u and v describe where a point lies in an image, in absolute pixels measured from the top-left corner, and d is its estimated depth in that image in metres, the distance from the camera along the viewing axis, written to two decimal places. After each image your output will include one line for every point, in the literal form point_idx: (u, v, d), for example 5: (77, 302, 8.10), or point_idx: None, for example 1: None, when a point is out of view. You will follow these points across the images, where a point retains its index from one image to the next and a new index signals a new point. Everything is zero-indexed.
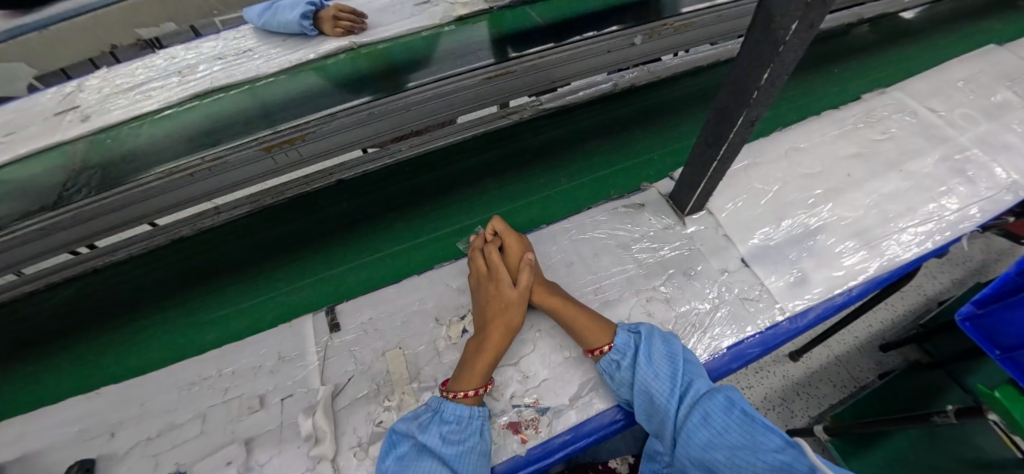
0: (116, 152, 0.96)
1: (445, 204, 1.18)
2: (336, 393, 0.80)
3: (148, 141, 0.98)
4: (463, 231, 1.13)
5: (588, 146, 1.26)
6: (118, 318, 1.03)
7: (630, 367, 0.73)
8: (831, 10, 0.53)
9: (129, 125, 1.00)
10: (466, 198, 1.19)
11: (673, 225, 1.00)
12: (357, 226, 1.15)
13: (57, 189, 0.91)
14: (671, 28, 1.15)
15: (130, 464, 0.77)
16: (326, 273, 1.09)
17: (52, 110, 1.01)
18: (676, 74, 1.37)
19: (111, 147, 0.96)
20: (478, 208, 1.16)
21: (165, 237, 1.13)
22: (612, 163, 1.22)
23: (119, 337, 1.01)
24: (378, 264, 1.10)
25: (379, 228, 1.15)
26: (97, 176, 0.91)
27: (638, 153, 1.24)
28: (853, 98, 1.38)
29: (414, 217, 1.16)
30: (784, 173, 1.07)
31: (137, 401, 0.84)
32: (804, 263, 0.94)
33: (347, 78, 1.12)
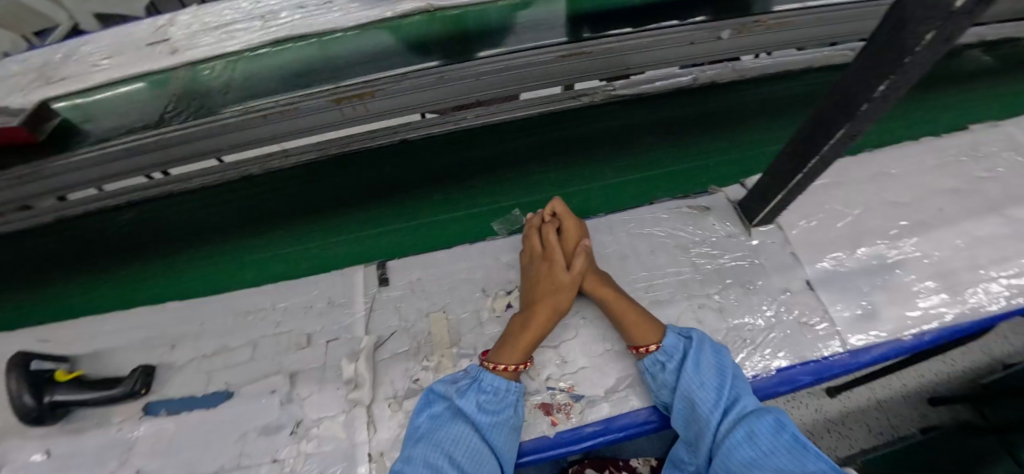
0: (207, 87, 1.02)
1: (491, 182, 1.17)
2: (379, 344, 0.83)
3: (235, 80, 1.03)
4: (500, 212, 1.12)
5: (641, 143, 1.21)
6: (187, 242, 1.13)
7: (675, 371, 0.71)
8: (977, 23, 0.48)
9: (210, 64, 1.01)
10: (511, 179, 1.17)
11: (737, 234, 0.95)
12: (402, 191, 1.17)
13: (161, 108, 1.02)
14: (762, 26, 1.08)
15: (187, 376, 0.83)
16: (363, 232, 1.12)
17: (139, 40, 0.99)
18: (763, 75, 1.29)
19: (200, 82, 1.02)
20: (520, 190, 1.15)
21: (237, 173, 1.18)
22: (670, 162, 1.18)
23: (185, 259, 1.10)
24: (416, 230, 1.11)
25: (420, 197, 1.16)
26: (196, 105, 1.02)
27: (700, 158, 1.18)
28: (957, 127, 1.26)
29: (458, 190, 1.17)
30: (867, 198, 1.00)
31: (196, 320, 0.90)
32: (875, 297, 0.88)
33: (422, 41, 1.07)
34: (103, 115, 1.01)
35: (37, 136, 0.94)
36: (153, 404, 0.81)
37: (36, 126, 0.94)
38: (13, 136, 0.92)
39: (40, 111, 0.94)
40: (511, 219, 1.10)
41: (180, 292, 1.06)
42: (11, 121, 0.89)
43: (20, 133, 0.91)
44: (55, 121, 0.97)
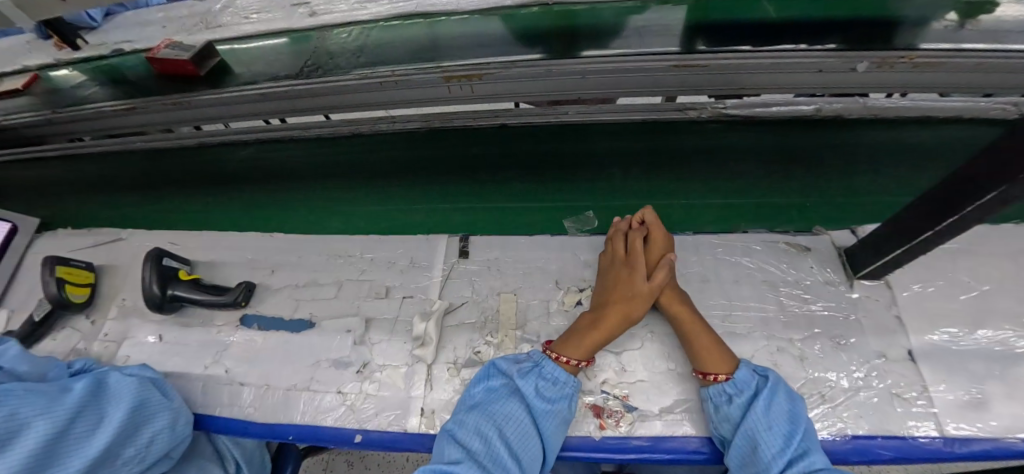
0: (339, 48, 1.09)
1: (571, 181, 1.16)
2: (449, 310, 0.87)
3: (364, 44, 1.10)
4: (575, 210, 1.11)
5: (732, 167, 1.15)
6: (289, 183, 1.24)
7: (742, 406, 0.68)
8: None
9: (341, 29, 1.10)
10: (590, 182, 1.16)
11: (837, 282, 0.88)
12: (485, 172, 1.21)
13: (302, 61, 1.11)
14: (909, 63, 0.96)
15: (280, 299, 0.93)
16: (440, 206, 1.17)
17: None
18: (899, 117, 1.17)
19: (332, 43, 1.10)
20: (596, 194, 1.13)
21: (350, 129, 1.27)
22: (766, 193, 1.11)
23: (286, 199, 1.22)
24: (490, 214, 1.14)
25: (498, 183, 1.19)
26: (332, 63, 1.09)
27: (794, 195, 1.10)
28: None
29: (537, 182, 1.18)
30: (1003, 276, 0.88)
31: (296, 253, 0.99)
32: (991, 387, 0.77)
33: (539, 29, 1.08)
34: (247, 62, 1.11)
35: (200, 71, 1.08)
36: (248, 317, 0.91)
37: (201, 61, 1.07)
38: (183, 68, 1.06)
39: (206, 48, 1.06)
40: (585, 219, 1.10)
41: (285, 223, 1.17)
42: (183, 55, 1.04)
43: (188, 67, 1.05)
44: (215, 59, 1.09)
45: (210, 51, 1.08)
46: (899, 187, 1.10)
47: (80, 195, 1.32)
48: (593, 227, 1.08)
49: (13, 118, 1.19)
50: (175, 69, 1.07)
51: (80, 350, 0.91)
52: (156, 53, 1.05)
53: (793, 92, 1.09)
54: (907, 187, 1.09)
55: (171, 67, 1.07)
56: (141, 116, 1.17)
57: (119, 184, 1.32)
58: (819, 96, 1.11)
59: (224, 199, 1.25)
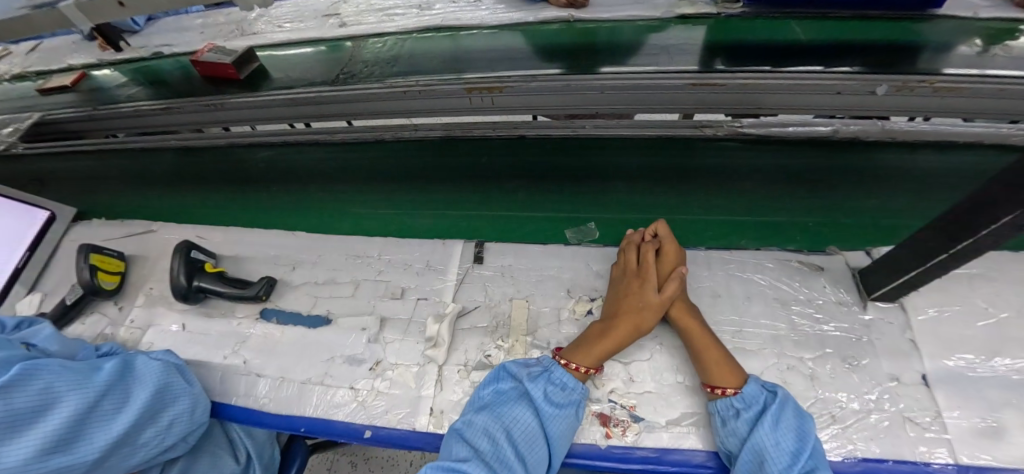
0: (373, 56, 1.26)
1: (575, 192, 1.16)
2: (461, 314, 0.89)
3: (395, 53, 1.26)
4: (577, 221, 1.10)
5: (737, 187, 1.13)
6: (303, 184, 1.26)
7: (750, 421, 0.68)
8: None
9: (376, 38, 1.32)
10: (594, 194, 1.15)
11: (850, 303, 0.88)
12: (491, 182, 1.21)
13: (336, 71, 1.23)
14: (930, 87, 0.95)
15: (299, 295, 0.96)
16: (444, 211, 1.16)
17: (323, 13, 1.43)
18: (918, 141, 1.16)
19: (368, 52, 1.28)
20: (598, 206, 1.12)
21: (373, 136, 1.32)
22: (777, 212, 1.08)
23: (300, 198, 1.24)
24: (491, 221, 1.12)
25: (504, 191, 1.19)
26: (365, 69, 1.20)
27: (801, 215, 1.07)
28: None
29: (541, 191, 1.17)
30: (1022, 303, 0.87)
31: (316, 252, 1.03)
32: (1008, 416, 0.76)
33: (559, 45, 1.21)
34: (288, 70, 1.26)
35: (240, 75, 1.22)
36: (267, 311, 0.94)
37: (241, 65, 1.22)
38: (225, 72, 1.20)
39: (246, 53, 1.22)
40: (586, 231, 1.07)
41: (298, 222, 1.17)
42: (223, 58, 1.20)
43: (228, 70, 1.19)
44: (255, 63, 1.24)
45: (248, 56, 1.23)
46: (915, 212, 1.06)
47: (109, 187, 1.36)
48: (592, 238, 1.05)
49: (57, 114, 1.25)
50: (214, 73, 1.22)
51: (106, 335, 0.95)
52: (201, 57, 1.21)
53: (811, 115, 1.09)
54: (923, 210, 1.06)
55: (213, 71, 1.22)
56: (176, 118, 1.20)
57: (147, 178, 1.36)
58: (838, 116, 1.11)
59: (243, 195, 1.27)
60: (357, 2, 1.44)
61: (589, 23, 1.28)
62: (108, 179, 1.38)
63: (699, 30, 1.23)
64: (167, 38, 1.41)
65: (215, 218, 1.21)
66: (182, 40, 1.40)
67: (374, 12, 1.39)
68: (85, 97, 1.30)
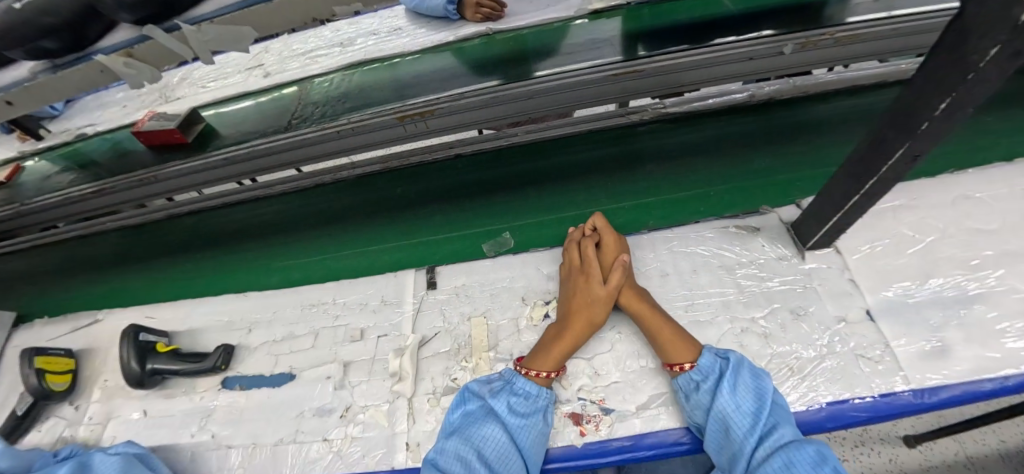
0: (321, 95, 1.25)
1: (483, 207, 1.17)
2: (423, 343, 0.89)
3: (343, 90, 1.25)
4: (491, 234, 1.11)
5: (641, 170, 1.17)
6: (246, 243, 1.23)
7: (710, 392, 0.70)
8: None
9: (319, 78, 1.30)
10: (506, 205, 1.16)
11: (789, 257, 0.92)
12: (408, 210, 1.21)
13: (286, 117, 1.20)
14: (830, 40, 1.01)
15: (259, 357, 0.94)
16: (367, 248, 1.15)
17: (246, 65, 1.41)
18: (826, 91, 1.23)
19: (315, 92, 1.26)
20: (511, 215, 1.13)
21: (313, 181, 1.30)
22: (687, 186, 1.12)
23: (244, 256, 1.21)
24: (410, 250, 1.12)
25: (422, 217, 1.19)
26: (316, 110, 1.19)
27: (703, 185, 1.11)
28: None
29: (454, 213, 1.18)
30: (944, 224, 0.92)
31: (270, 309, 1.01)
32: (948, 333, 0.80)
33: (486, 59, 1.23)
34: (240, 123, 1.22)
35: (186, 138, 1.17)
36: (229, 380, 0.92)
37: (186, 129, 1.18)
38: (170, 137, 1.15)
39: (189, 115, 1.19)
40: (501, 241, 1.09)
41: (250, 281, 1.15)
42: (170, 124, 1.14)
43: (175, 134, 1.14)
44: (200, 125, 1.20)
45: (192, 119, 1.19)
46: (836, 156, 1.11)
47: (44, 281, 1.30)
48: (508, 248, 1.06)
49: None
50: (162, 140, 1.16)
51: (65, 438, 0.91)
52: (143, 128, 1.15)
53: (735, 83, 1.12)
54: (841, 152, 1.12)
55: (157, 139, 1.16)
56: (113, 197, 1.13)
57: (83, 266, 1.30)
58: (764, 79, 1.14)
59: (187, 264, 1.23)
60: (276, 50, 1.44)
61: (511, 32, 1.30)
62: (43, 274, 1.31)
63: (615, 23, 1.26)
64: (86, 118, 1.38)
65: (162, 293, 1.18)
66: (102, 119, 1.37)
67: (298, 57, 1.39)
68: (7, 196, 1.25)
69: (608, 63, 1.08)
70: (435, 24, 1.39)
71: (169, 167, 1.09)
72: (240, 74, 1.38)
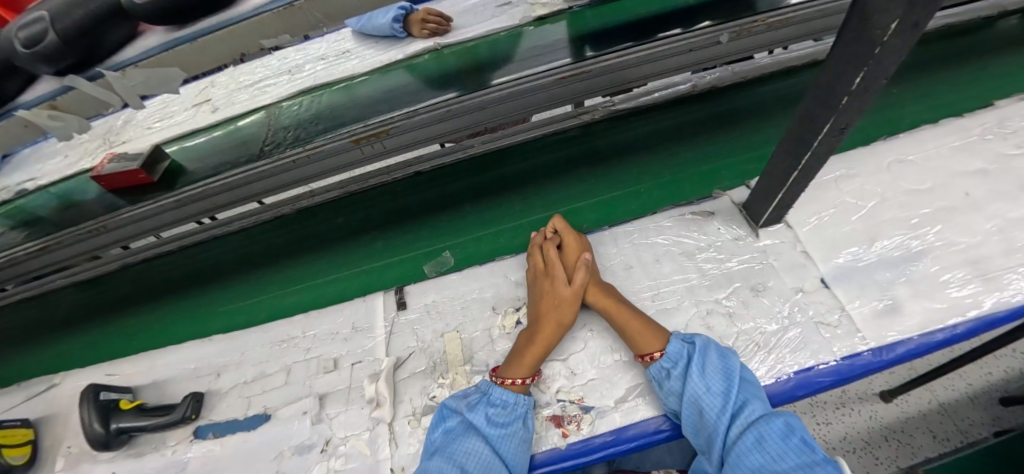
0: (291, 119, 1.22)
1: (422, 227, 1.18)
2: (398, 365, 0.88)
3: (314, 112, 1.22)
4: (431, 254, 1.13)
5: (572, 175, 1.20)
6: (207, 286, 1.20)
7: (680, 377, 0.72)
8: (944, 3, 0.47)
9: (288, 102, 1.27)
10: (443, 224, 1.18)
11: (744, 236, 0.95)
12: (355, 237, 1.21)
13: (258, 145, 1.16)
14: (763, 25, 1.05)
15: (230, 402, 0.91)
16: (311, 281, 1.15)
17: (193, 101, 1.33)
18: (764, 74, 1.28)
19: (285, 116, 1.23)
20: (450, 232, 1.15)
21: (272, 213, 1.26)
22: (626, 184, 1.16)
23: (204, 300, 1.17)
24: (353, 279, 1.13)
25: (362, 244, 1.19)
26: (289, 135, 1.16)
27: (636, 182, 1.16)
28: (1007, 95, 1.15)
29: (396, 236, 1.18)
30: (883, 189, 0.97)
31: (238, 350, 0.98)
32: (897, 291, 0.85)
33: (437, 74, 1.23)
34: (214, 154, 1.16)
35: (153, 177, 1.06)
36: (202, 428, 0.89)
37: (151, 167, 1.07)
38: (134, 177, 1.04)
39: (153, 152, 1.08)
40: (442, 260, 1.11)
41: (219, 325, 1.12)
42: (133, 164, 1.02)
43: (139, 174, 1.04)
44: (165, 162, 1.10)
45: (157, 156, 1.09)
46: (776, 135, 1.17)
47: None
48: (449, 266, 1.09)
49: None
50: (127, 182, 1.05)
51: None
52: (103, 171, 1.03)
53: (682, 75, 1.14)
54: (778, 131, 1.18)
55: (120, 181, 1.05)
56: (63, 252, 1.03)
57: (32, 330, 1.23)
58: (711, 67, 1.16)
59: (147, 314, 1.18)
60: (223, 83, 1.36)
61: (459, 45, 1.30)
62: None
63: (560, 28, 1.27)
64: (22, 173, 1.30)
65: (122, 347, 1.13)
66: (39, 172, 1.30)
67: (246, 89, 1.34)
68: None
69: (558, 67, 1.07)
70: (384, 44, 1.38)
71: (123, 212, 0.99)
72: (187, 111, 1.31)
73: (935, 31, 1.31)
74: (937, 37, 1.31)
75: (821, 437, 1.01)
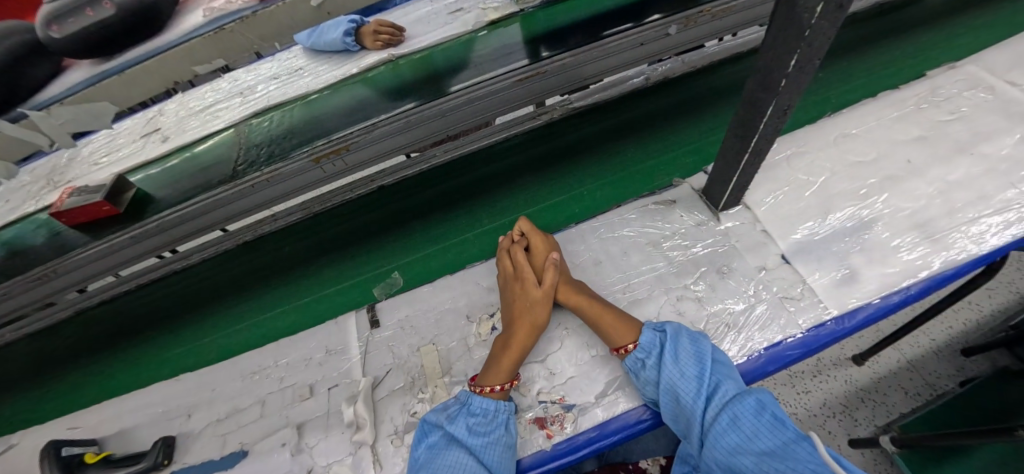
0: (264, 135, 1.16)
1: (372, 250, 1.16)
2: (376, 384, 0.87)
3: (289, 126, 1.17)
4: (381, 276, 1.11)
5: (516, 183, 1.21)
6: (168, 325, 1.14)
7: (655, 366, 0.73)
8: None
9: (255, 119, 1.22)
10: (392, 245, 1.15)
11: (707, 221, 0.97)
12: (317, 260, 1.17)
13: (231, 166, 1.10)
14: (708, 15, 1.08)
15: (204, 442, 0.87)
16: (259, 317, 1.10)
17: (140, 132, 1.25)
18: (714, 62, 1.32)
19: (256, 134, 1.17)
20: (398, 252, 1.14)
21: (234, 240, 1.22)
22: (591, 179, 1.18)
23: (166, 341, 1.11)
24: (304, 309, 1.09)
25: (311, 273, 1.15)
26: (263, 152, 1.10)
27: (589, 181, 1.18)
28: (938, 65, 1.22)
29: (345, 262, 1.15)
30: (831, 163, 1.01)
31: (209, 387, 0.95)
32: (853, 260, 0.88)
33: (394, 85, 1.22)
34: (183, 178, 1.08)
35: (118, 208, 1.00)
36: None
37: (116, 198, 1.01)
38: (98, 210, 0.97)
39: (116, 182, 1.02)
40: (391, 281, 1.09)
41: (184, 363, 1.06)
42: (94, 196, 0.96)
43: (103, 206, 0.97)
44: (130, 191, 1.04)
45: (120, 186, 1.03)
46: (725, 121, 1.21)
47: None
48: (399, 287, 1.07)
49: None
50: (89, 216, 0.98)
51: None
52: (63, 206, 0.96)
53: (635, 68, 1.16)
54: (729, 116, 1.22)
55: (83, 216, 0.98)
56: (14, 301, 0.97)
57: None
58: (663, 58, 1.19)
59: (103, 363, 1.10)
60: (171, 111, 1.29)
61: (415, 54, 1.29)
62: None
63: (513, 30, 1.27)
64: None
65: (76, 401, 1.05)
66: None
67: (197, 115, 1.26)
68: None
69: (515, 69, 1.08)
70: (339, 60, 1.35)
71: (73, 255, 0.95)
72: (136, 142, 1.22)
73: (868, 10, 1.38)
74: (870, 15, 1.37)
75: (802, 406, 1.04)
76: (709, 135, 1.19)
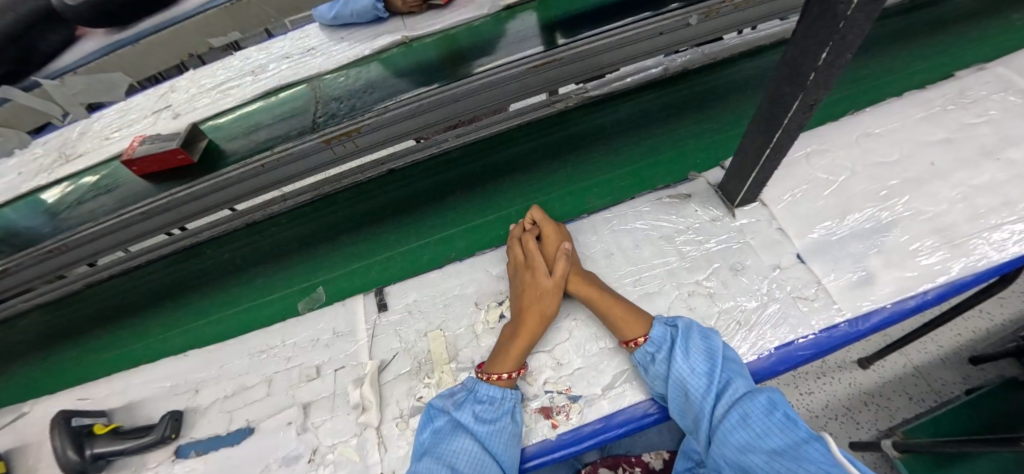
0: (343, 90, 1.18)
1: (355, 243, 1.16)
2: (382, 368, 0.87)
3: (367, 81, 1.19)
4: (304, 291, 1.10)
5: (486, 186, 1.20)
6: (179, 301, 1.15)
7: (664, 360, 0.73)
8: None
9: (331, 75, 1.23)
10: (381, 236, 1.16)
11: (721, 217, 0.96)
12: (312, 248, 1.17)
13: (311, 116, 1.12)
14: (730, 6, 1.03)
15: (211, 418, 0.88)
16: (220, 313, 1.11)
17: (150, 108, 1.24)
18: (734, 55, 1.29)
19: (333, 88, 1.19)
20: (345, 260, 1.13)
21: (242, 221, 1.22)
22: (602, 170, 1.17)
23: (183, 313, 1.12)
24: (278, 303, 1.09)
25: (259, 276, 1.15)
26: (344, 105, 1.12)
27: (598, 174, 1.17)
28: (965, 66, 1.18)
29: (293, 266, 1.15)
30: (852, 162, 0.99)
31: (216, 364, 0.95)
32: (870, 261, 0.86)
33: (410, 65, 1.20)
34: (260, 128, 1.11)
35: (193, 157, 0.99)
36: (183, 447, 0.86)
37: (190, 147, 1.01)
38: (173, 158, 0.96)
39: (191, 132, 1.02)
40: (314, 297, 1.09)
41: (184, 341, 1.08)
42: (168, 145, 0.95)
43: (179, 154, 0.96)
44: (203, 141, 1.04)
45: (195, 135, 1.03)
46: (739, 118, 1.19)
47: None
48: (320, 303, 1.07)
49: None
50: (159, 165, 0.98)
51: None
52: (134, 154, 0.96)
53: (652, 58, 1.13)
54: (744, 111, 1.20)
55: (154, 166, 0.98)
56: (24, 274, 0.96)
57: None
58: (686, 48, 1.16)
59: (109, 337, 1.12)
60: (184, 87, 1.27)
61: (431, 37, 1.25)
62: None
63: (530, 17, 1.25)
64: None
65: (99, 368, 1.07)
66: None
67: (208, 92, 1.25)
68: None
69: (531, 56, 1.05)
70: (359, 37, 1.31)
71: (81, 230, 0.94)
72: (147, 119, 1.21)
73: (895, 6, 1.33)
74: (898, 12, 1.33)
75: (803, 406, 1.03)
76: (719, 131, 1.18)
